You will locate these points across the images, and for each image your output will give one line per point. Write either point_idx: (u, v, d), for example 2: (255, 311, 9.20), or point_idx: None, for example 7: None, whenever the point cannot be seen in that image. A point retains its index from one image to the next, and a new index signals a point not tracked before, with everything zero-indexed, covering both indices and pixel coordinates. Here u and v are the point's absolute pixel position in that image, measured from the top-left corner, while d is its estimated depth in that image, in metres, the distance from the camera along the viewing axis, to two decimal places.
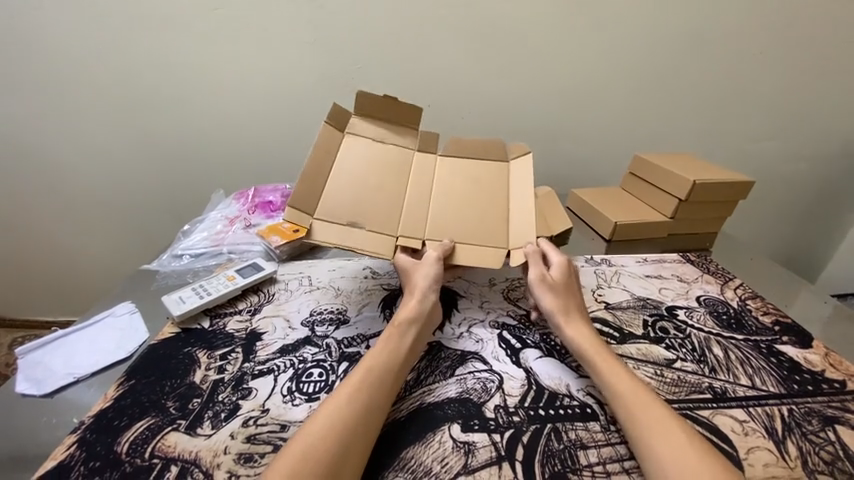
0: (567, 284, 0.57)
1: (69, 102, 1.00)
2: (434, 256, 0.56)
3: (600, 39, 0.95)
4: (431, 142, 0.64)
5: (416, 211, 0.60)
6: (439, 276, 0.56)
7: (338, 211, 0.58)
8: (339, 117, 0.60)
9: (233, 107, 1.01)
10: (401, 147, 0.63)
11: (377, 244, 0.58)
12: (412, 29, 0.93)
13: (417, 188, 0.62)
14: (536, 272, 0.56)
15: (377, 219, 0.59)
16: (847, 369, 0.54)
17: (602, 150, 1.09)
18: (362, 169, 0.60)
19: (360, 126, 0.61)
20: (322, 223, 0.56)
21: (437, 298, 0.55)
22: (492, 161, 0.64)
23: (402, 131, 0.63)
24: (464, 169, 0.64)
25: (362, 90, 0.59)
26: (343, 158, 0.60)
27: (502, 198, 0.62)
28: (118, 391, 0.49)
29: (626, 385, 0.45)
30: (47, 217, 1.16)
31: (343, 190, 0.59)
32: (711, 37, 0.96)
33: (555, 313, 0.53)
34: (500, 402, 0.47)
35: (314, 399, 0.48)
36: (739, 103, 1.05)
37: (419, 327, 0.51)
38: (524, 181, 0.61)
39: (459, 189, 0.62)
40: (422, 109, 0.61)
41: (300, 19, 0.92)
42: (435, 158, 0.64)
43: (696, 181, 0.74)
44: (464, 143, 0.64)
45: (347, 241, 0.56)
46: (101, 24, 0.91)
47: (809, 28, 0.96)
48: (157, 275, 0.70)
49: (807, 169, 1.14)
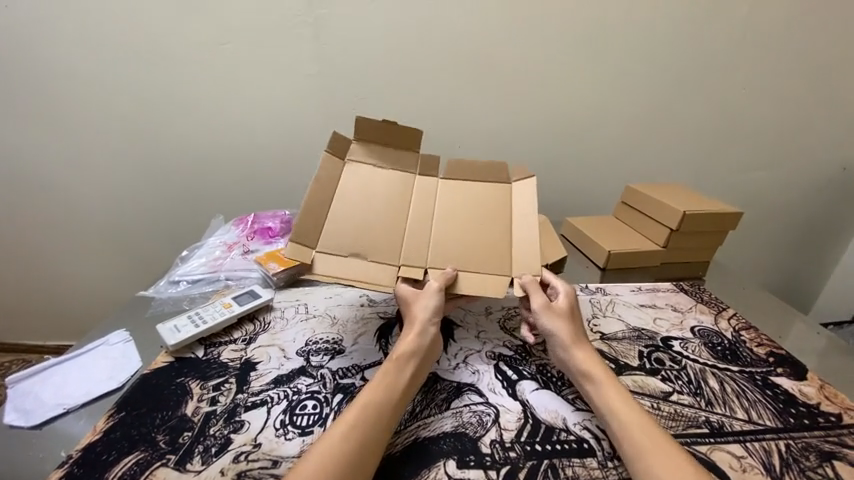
0: (572, 314, 0.57)
1: (75, 129, 1.03)
2: (436, 286, 0.56)
3: (588, 75, 1.00)
4: (432, 164, 0.66)
5: (419, 239, 0.61)
6: (439, 308, 0.55)
7: (340, 242, 0.59)
8: (339, 145, 0.62)
9: (237, 135, 1.04)
10: (402, 173, 0.65)
11: (380, 274, 0.58)
12: (411, 64, 0.98)
13: (419, 215, 0.63)
14: (538, 303, 0.56)
15: (379, 249, 0.60)
16: (843, 402, 0.54)
17: (595, 180, 1.12)
18: (365, 201, 0.62)
19: (361, 153, 0.63)
20: (324, 256, 0.58)
21: (437, 330, 0.55)
22: (494, 183, 0.66)
23: (403, 154, 0.65)
24: (466, 194, 0.65)
25: (361, 118, 0.60)
26: (346, 187, 0.62)
27: (504, 224, 0.63)
28: (108, 423, 0.48)
29: (628, 422, 0.45)
30: (46, 241, 1.16)
31: (345, 221, 0.60)
32: (693, 74, 1.02)
33: (560, 344, 0.53)
34: (496, 437, 0.46)
35: (307, 433, 0.47)
36: (726, 135, 1.09)
37: (418, 360, 0.51)
38: (527, 209, 0.63)
39: (461, 216, 0.63)
40: (420, 132, 0.62)
41: (304, 54, 0.96)
42: (437, 182, 0.65)
43: (686, 211, 0.76)
44: (464, 166, 0.66)
45: (350, 273, 0.57)
46: (113, 57, 0.95)
47: (786, 67, 1.02)
48: (153, 302, 0.70)
49: (796, 198, 1.17)
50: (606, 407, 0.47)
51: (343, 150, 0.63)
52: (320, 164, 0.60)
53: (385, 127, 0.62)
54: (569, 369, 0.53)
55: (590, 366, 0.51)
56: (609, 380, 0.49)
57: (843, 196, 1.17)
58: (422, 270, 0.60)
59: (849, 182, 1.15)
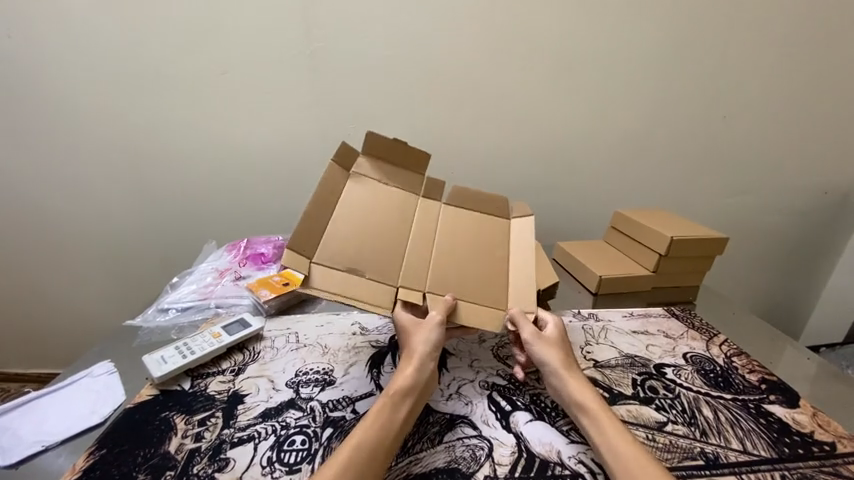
0: (564, 346, 0.57)
1: (72, 155, 1.04)
2: (438, 319, 0.56)
3: (574, 104, 1.04)
4: (435, 188, 0.67)
5: (417, 263, 0.61)
6: (437, 343, 0.55)
7: (339, 255, 0.57)
8: (347, 155, 0.62)
9: (231, 160, 1.05)
10: (404, 193, 0.65)
11: (376, 294, 0.57)
12: (404, 93, 1.01)
13: (418, 239, 0.63)
14: (529, 334, 0.56)
15: (377, 267, 0.59)
16: (836, 429, 0.54)
17: (586, 204, 1.14)
18: (366, 216, 0.61)
19: (367, 166, 0.64)
20: (321, 267, 0.55)
21: (435, 366, 0.54)
22: (494, 218, 0.68)
23: (408, 174, 0.66)
24: (465, 223, 0.66)
25: (371, 133, 0.61)
26: (348, 200, 0.61)
27: (502, 256, 0.64)
28: (88, 461, 0.46)
29: (629, 461, 0.44)
30: (36, 266, 1.15)
31: (344, 235, 0.59)
32: (674, 103, 1.06)
33: (556, 376, 0.53)
34: (489, 472, 0.45)
35: (295, 471, 0.45)
36: (710, 161, 1.12)
37: (413, 397, 0.50)
38: (526, 243, 0.65)
39: (460, 242, 0.64)
40: (430, 157, 0.64)
41: (300, 84, 0.99)
42: (439, 207, 0.66)
43: (673, 236, 0.77)
44: (465, 194, 0.67)
45: (346, 290, 0.56)
46: (112, 85, 0.98)
47: (762, 97, 1.07)
48: (140, 331, 0.68)
49: (781, 222, 1.20)
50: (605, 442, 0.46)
51: (350, 160, 0.63)
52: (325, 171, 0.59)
53: (395, 145, 0.63)
54: (565, 400, 0.52)
55: (587, 398, 0.50)
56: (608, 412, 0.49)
57: (825, 220, 1.20)
58: (421, 294, 0.59)
59: (830, 206, 1.18)
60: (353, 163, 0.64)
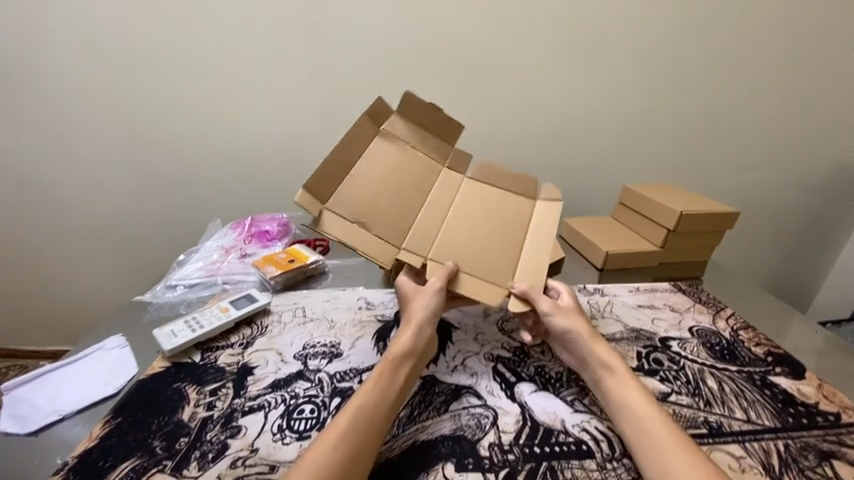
0: (578, 313, 0.57)
1: (73, 134, 1.03)
2: (437, 286, 0.56)
3: (583, 76, 1.01)
4: (462, 161, 0.66)
5: (426, 229, 0.60)
6: (435, 309, 0.56)
7: (352, 210, 0.57)
8: (383, 111, 0.63)
9: (232, 138, 1.04)
10: (430, 159, 0.64)
11: (376, 251, 0.56)
12: (406, 67, 0.98)
13: (432, 206, 0.61)
14: (547, 305, 0.56)
15: (384, 228, 0.58)
16: (841, 401, 0.54)
17: (593, 181, 1.12)
18: (388, 172, 0.60)
19: (399, 125, 0.63)
20: (332, 215, 0.56)
21: (432, 331, 0.55)
22: (520, 196, 0.64)
23: (437, 142, 0.65)
24: (485, 197, 0.63)
25: (409, 93, 0.62)
26: (374, 153, 0.61)
27: (518, 231, 0.61)
28: (104, 429, 0.47)
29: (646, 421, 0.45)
30: (42, 246, 1.16)
31: (363, 190, 0.58)
32: (687, 74, 1.02)
33: (578, 339, 0.54)
34: (494, 440, 0.46)
35: (304, 437, 0.47)
36: (722, 135, 1.09)
37: (413, 362, 0.51)
38: (550, 225, 0.61)
39: (474, 214, 0.62)
40: (462, 128, 0.64)
41: (301, 59, 0.97)
42: (461, 180, 0.64)
43: (683, 212, 0.77)
44: (493, 169, 0.65)
45: (350, 241, 0.55)
46: (111, 61, 0.96)
47: (780, 66, 1.02)
48: (150, 306, 0.69)
49: (792, 198, 1.17)
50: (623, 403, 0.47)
51: (384, 116, 0.63)
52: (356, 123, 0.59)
53: (429, 110, 0.63)
54: (582, 365, 0.53)
55: (606, 360, 0.51)
56: (629, 379, 0.50)
57: (839, 197, 1.17)
58: (422, 261, 0.58)
59: (845, 182, 1.15)
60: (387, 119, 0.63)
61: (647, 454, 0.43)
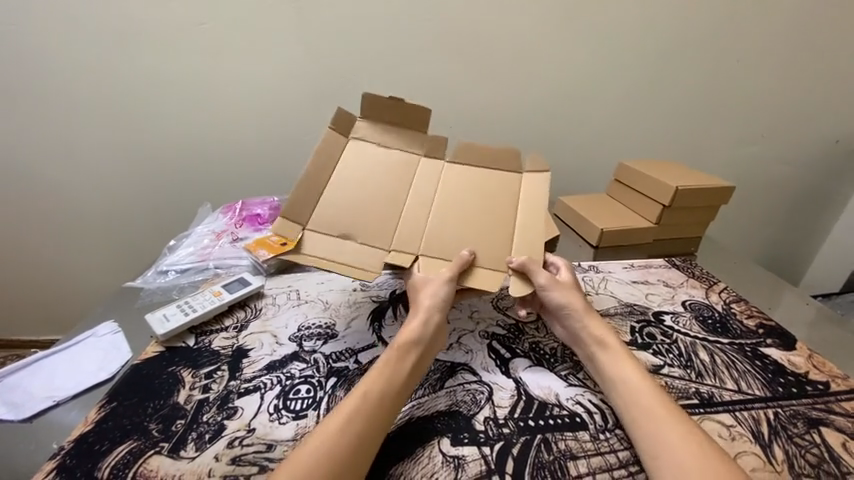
0: (575, 288, 0.57)
1: (52, 117, 0.99)
2: (446, 275, 0.54)
3: (580, 48, 0.97)
4: (438, 144, 0.62)
5: (415, 224, 0.58)
6: (447, 296, 0.54)
7: (331, 224, 0.56)
8: (344, 119, 0.61)
9: (220, 118, 1.01)
10: (406, 154, 0.62)
11: (366, 257, 0.55)
12: (398, 41, 0.95)
13: (417, 199, 0.60)
14: (545, 279, 0.55)
15: (370, 232, 0.57)
16: (830, 369, 0.55)
17: (588, 158, 1.10)
18: (365, 180, 0.59)
19: (366, 130, 0.61)
20: (313, 235, 0.56)
21: (442, 318, 0.53)
22: (505, 172, 0.62)
23: (410, 133, 0.62)
24: (472, 178, 0.61)
25: (368, 94, 0.59)
26: (346, 167, 0.60)
27: (508, 211, 0.59)
28: (100, 413, 0.47)
29: (643, 393, 0.46)
30: (30, 234, 1.13)
31: (340, 204, 0.58)
32: (686, 44, 0.99)
33: (574, 313, 0.54)
34: (490, 414, 0.47)
35: (301, 417, 0.47)
36: (719, 108, 1.07)
37: (421, 349, 0.50)
38: (539, 202, 0.59)
39: (462, 198, 0.60)
40: (430, 111, 0.59)
41: (287, 33, 0.93)
42: (443, 164, 0.62)
43: (678, 187, 0.76)
44: (474, 150, 0.62)
45: (336, 254, 0.55)
46: (86, 38, 0.91)
47: (782, 35, 1.00)
48: (142, 292, 0.68)
49: (787, 172, 1.17)
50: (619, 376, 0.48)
51: (347, 124, 0.61)
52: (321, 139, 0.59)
53: (393, 104, 0.60)
54: (577, 340, 0.54)
55: (601, 337, 0.52)
56: (624, 354, 0.50)
57: (834, 170, 1.17)
58: (413, 258, 0.57)
59: (840, 154, 1.15)
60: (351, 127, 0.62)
61: (640, 425, 0.43)
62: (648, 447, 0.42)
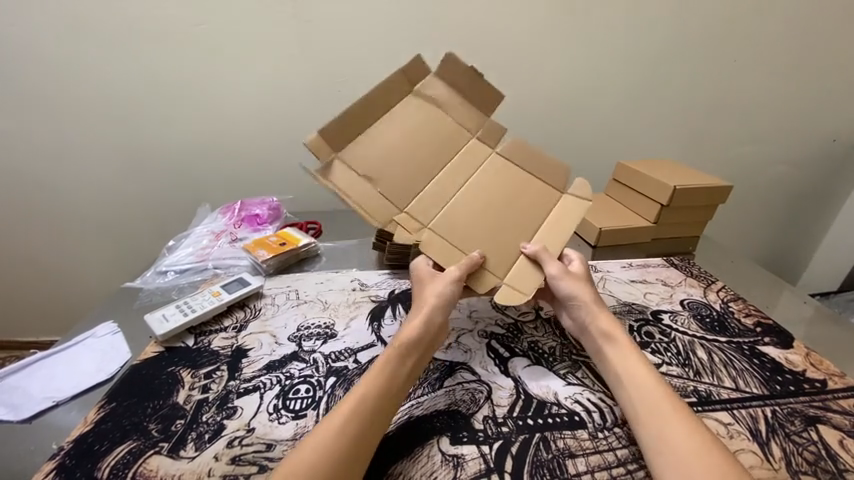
0: (586, 279, 0.58)
1: (50, 119, 0.99)
2: (454, 275, 0.54)
3: (577, 50, 0.98)
4: (493, 135, 0.63)
5: (433, 196, 0.58)
6: (451, 295, 0.54)
7: (363, 162, 0.56)
8: (417, 68, 0.61)
9: (219, 119, 1.01)
10: (457, 126, 0.62)
11: (380, 207, 0.55)
12: (395, 43, 0.95)
13: (449, 174, 0.60)
14: (555, 269, 0.56)
15: (392, 186, 0.57)
16: (827, 368, 0.55)
17: (587, 158, 1.10)
18: (408, 132, 0.59)
19: (433, 85, 0.62)
20: (343, 165, 0.56)
21: (444, 317, 0.53)
22: (545, 186, 0.62)
23: (471, 110, 0.63)
24: (506, 177, 0.61)
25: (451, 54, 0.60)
26: (400, 112, 0.60)
27: (531, 222, 0.59)
28: (99, 414, 0.47)
29: (646, 388, 0.46)
30: (29, 235, 1.13)
31: (379, 146, 0.58)
32: (682, 45, 1.00)
33: (583, 304, 0.55)
34: (489, 413, 0.47)
35: (301, 417, 0.47)
36: (716, 109, 1.08)
37: (421, 348, 0.50)
38: (567, 222, 0.59)
39: (490, 188, 0.60)
40: (503, 97, 0.62)
41: (285, 35, 0.93)
42: (488, 154, 0.62)
43: (676, 187, 0.76)
44: (524, 152, 0.62)
45: (356, 193, 0.55)
46: (84, 42, 0.91)
47: (777, 36, 1.00)
48: (141, 293, 0.68)
49: (785, 172, 1.17)
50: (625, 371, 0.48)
51: (419, 73, 0.61)
52: (388, 78, 0.58)
53: (469, 78, 0.61)
54: (584, 333, 0.54)
55: (606, 329, 0.53)
56: (629, 348, 0.51)
57: (831, 170, 1.18)
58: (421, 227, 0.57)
59: (837, 154, 1.16)
60: (422, 77, 0.61)
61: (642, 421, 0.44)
62: (651, 440, 0.42)
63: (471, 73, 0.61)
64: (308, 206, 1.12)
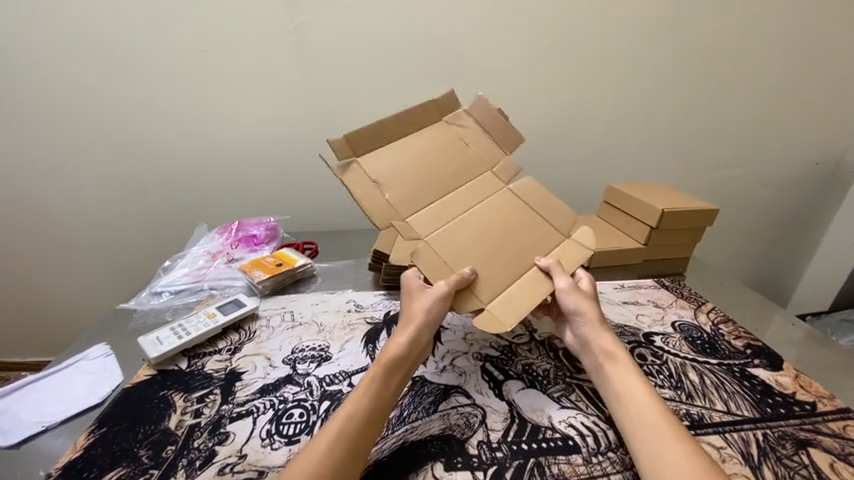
0: (592, 296, 0.59)
1: (53, 140, 1.01)
2: (442, 290, 0.54)
3: (566, 78, 1.03)
4: (509, 171, 0.66)
5: (438, 213, 0.60)
6: (438, 311, 0.54)
7: (379, 169, 0.60)
8: (447, 102, 0.67)
9: (218, 138, 1.02)
10: (475, 157, 0.66)
11: (384, 211, 0.57)
12: (392, 70, 0.99)
13: (457, 197, 0.62)
14: (564, 283, 0.57)
15: (400, 196, 0.59)
16: (817, 390, 0.56)
17: (579, 181, 1.13)
18: (426, 153, 0.63)
19: (459, 118, 0.68)
20: (361, 166, 0.59)
21: (428, 335, 0.54)
22: (549, 224, 0.64)
23: (491, 146, 0.68)
24: (513, 210, 0.63)
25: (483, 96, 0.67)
26: (423, 133, 0.65)
27: (535, 248, 0.61)
28: (89, 440, 0.47)
29: (644, 408, 0.47)
30: (22, 254, 1.13)
31: (397, 158, 0.61)
32: (666, 74, 1.05)
33: (588, 321, 0.55)
34: (483, 438, 0.47)
35: (294, 442, 0.47)
36: (701, 134, 1.12)
37: (404, 367, 0.51)
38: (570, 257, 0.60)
39: (494, 215, 0.62)
40: (523, 141, 0.67)
41: (286, 62, 0.97)
42: (502, 187, 0.65)
43: (664, 209, 0.78)
44: (537, 192, 0.65)
45: (365, 194, 0.57)
46: (92, 67, 0.95)
47: (754, 68, 1.06)
48: (134, 314, 0.68)
49: (770, 195, 1.21)
50: (625, 388, 0.49)
51: (448, 108, 0.68)
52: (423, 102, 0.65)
53: (495, 118, 0.67)
54: (587, 349, 0.55)
55: (608, 348, 0.53)
56: (630, 367, 0.51)
57: (814, 193, 1.21)
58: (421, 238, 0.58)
59: (819, 178, 1.20)
60: (450, 112, 0.68)
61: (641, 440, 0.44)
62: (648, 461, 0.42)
63: (499, 116, 0.67)
64: (306, 225, 1.12)
